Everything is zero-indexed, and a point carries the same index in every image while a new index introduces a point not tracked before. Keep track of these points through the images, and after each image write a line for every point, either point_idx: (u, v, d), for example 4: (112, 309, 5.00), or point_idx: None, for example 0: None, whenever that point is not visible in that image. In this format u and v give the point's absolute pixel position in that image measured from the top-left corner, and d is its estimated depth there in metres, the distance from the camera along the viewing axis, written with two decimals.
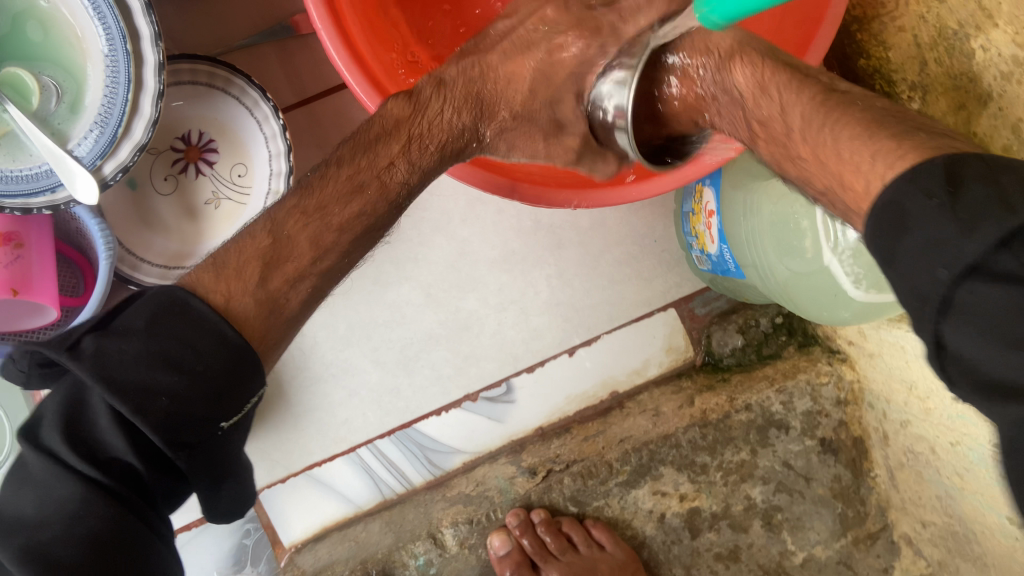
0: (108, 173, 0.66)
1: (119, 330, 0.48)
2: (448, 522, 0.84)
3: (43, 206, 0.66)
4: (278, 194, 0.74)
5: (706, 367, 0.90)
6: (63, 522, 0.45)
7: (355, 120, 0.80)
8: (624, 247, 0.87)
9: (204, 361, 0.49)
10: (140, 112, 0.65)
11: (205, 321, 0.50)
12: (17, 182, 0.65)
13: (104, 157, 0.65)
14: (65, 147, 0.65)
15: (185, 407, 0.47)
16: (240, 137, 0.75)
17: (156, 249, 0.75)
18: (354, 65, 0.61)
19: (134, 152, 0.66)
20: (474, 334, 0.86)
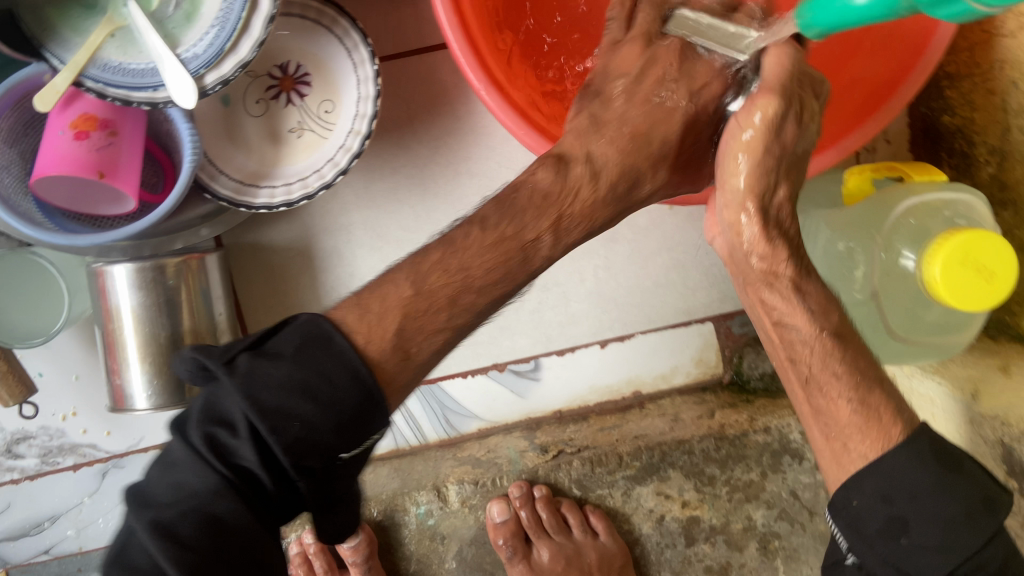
0: (209, 83, 0.69)
1: (271, 354, 0.46)
2: (454, 478, 0.87)
3: (143, 100, 0.68)
4: (359, 134, 0.76)
5: (732, 387, 0.91)
6: (189, 505, 0.42)
7: (443, 81, 0.83)
8: (674, 254, 0.89)
9: (340, 393, 0.46)
10: (250, 32, 0.67)
11: (347, 355, 0.47)
12: (122, 74, 0.68)
13: (207, 67, 0.68)
14: (174, 50, 0.69)
15: (316, 435, 0.44)
16: (334, 75, 0.78)
17: (234, 165, 0.77)
18: (456, 23, 0.64)
19: (236, 68, 0.69)
20: (513, 309, 0.89)
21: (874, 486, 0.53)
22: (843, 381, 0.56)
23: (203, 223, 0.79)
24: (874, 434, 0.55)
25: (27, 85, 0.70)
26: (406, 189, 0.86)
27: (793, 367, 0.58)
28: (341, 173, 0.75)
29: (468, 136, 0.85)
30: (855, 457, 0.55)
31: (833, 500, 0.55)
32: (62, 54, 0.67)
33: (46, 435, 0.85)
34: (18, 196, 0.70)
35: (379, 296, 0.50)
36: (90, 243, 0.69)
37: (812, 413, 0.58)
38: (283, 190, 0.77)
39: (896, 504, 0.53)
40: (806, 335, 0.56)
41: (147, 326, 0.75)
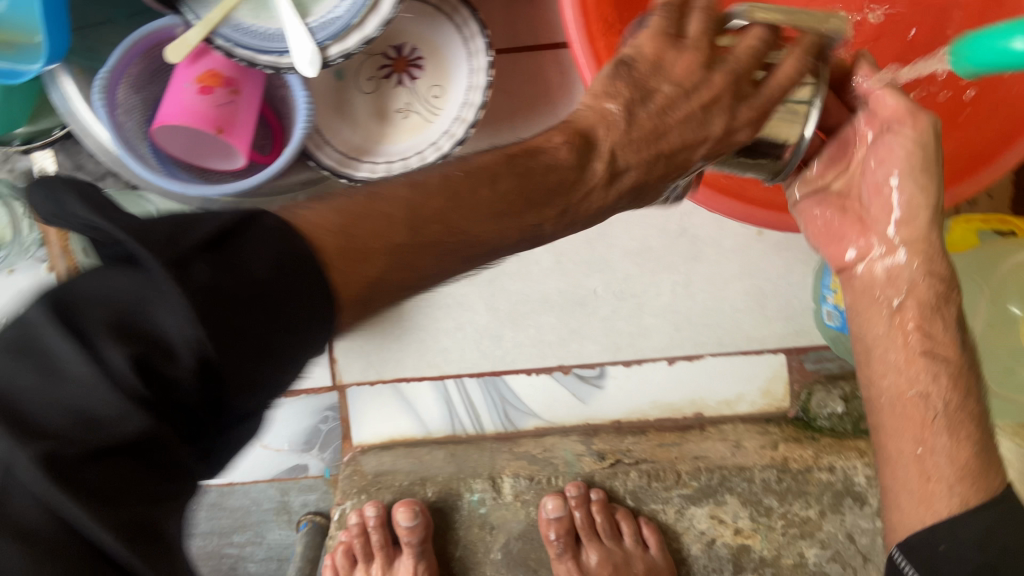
0: (332, 55, 0.71)
1: (218, 237, 0.33)
2: (509, 472, 0.88)
3: (267, 65, 0.71)
4: (465, 122, 0.76)
5: (797, 422, 0.90)
6: (30, 416, 0.28)
7: (550, 80, 0.84)
8: (755, 280, 0.88)
9: (307, 293, 0.34)
10: (378, 10, 0.69)
11: (306, 256, 0.35)
12: (252, 37, 0.70)
13: (333, 39, 0.70)
14: (304, 19, 0.71)
15: (236, 344, 0.31)
16: (447, 61, 0.79)
17: (341, 137, 0.79)
18: (580, 24, 0.65)
19: (360, 44, 0.70)
20: (586, 313, 0.89)
21: (970, 532, 0.54)
22: (954, 418, 0.56)
23: (302, 190, 0.81)
24: (974, 480, 0.55)
25: (158, 36, 0.72)
26: None
27: (920, 405, 0.57)
28: (441, 157, 0.76)
29: None
30: (953, 500, 0.55)
31: (909, 538, 0.56)
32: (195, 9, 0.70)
33: None
34: (137, 140, 0.72)
35: (359, 217, 0.40)
36: (199, 194, 0.71)
37: (919, 449, 0.57)
38: (384, 167, 0.78)
39: (987, 553, 0.53)
40: (947, 369, 0.57)
41: None
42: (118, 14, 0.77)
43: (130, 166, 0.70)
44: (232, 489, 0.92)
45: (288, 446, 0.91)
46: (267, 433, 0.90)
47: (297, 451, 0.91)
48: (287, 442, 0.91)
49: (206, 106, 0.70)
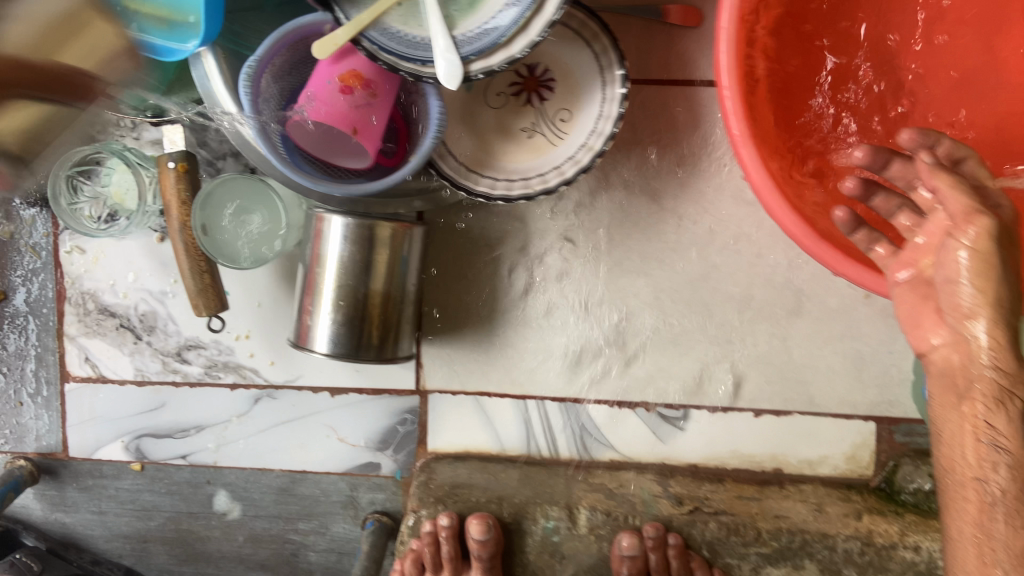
0: (474, 70, 0.71)
1: None
2: (586, 504, 0.81)
3: (408, 71, 0.71)
4: (592, 150, 0.76)
5: (879, 493, 0.88)
6: None
7: (674, 117, 0.84)
8: (855, 343, 0.87)
9: None
10: (527, 32, 0.69)
11: None
12: (399, 43, 0.71)
13: (477, 55, 0.70)
14: (451, 32, 0.71)
15: None
16: (579, 87, 0.79)
17: (462, 148, 0.79)
18: (733, 67, 0.63)
19: (504, 63, 0.70)
20: (679, 353, 0.88)
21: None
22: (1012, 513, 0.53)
23: (417, 196, 0.81)
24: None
25: (307, 30, 0.73)
26: (608, 210, 0.86)
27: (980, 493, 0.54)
28: (565, 183, 0.75)
29: (683, 176, 0.85)
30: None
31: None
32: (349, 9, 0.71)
33: (216, 349, 0.90)
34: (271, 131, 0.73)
35: None
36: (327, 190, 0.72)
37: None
38: (505, 185, 0.77)
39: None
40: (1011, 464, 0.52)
41: (347, 278, 0.77)
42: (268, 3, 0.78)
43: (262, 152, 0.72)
44: (303, 477, 0.92)
45: (363, 443, 0.91)
46: (346, 427, 0.91)
47: (372, 448, 0.91)
48: (363, 439, 0.91)
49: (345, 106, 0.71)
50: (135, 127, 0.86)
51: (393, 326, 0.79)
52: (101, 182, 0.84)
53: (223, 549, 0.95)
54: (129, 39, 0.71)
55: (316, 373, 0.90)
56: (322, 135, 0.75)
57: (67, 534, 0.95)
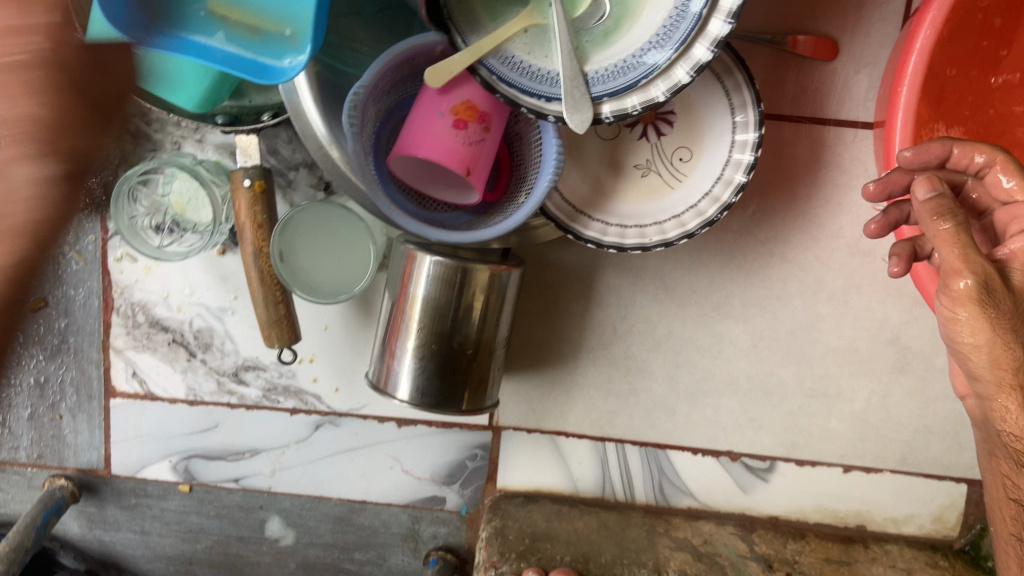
0: (604, 111, 0.63)
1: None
2: (673, 565, 0.77)
3: (530, 107, 0.62)
4: (718, 202, 0.70)
5: (964, 556, 0.85)
6: None
7: (794, 158, 0.77)
8: (958, 405, 0.82)
9: None
10: (670, 75, 0.61)
11: None
12: (523, 75, 0.62)
13: (611, 96, 0.62)
14: (582, 67, 0.63)
15: None
16: (703, 125, 0.72)
17: (571, 186, 0.73)
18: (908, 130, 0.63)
19: (640, 106, 0.62)
20: (771, 403, 0.84)
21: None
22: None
23: (514, 233, 0.75)
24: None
25: (417, 51, 0.65)
26: (712, 251, 0.80)
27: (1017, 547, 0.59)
28: (685, 237, 0.70)
29: (798, 220, 0.79)
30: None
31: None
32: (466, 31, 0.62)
33: (277, 371, 0.84)
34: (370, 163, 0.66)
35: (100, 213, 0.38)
36: (433, 235, 0.65)
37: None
38: (616, 231, 0.71)
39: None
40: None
41: (440, 324, 0.71)
42: (368, 8, 0.70)
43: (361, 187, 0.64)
44: (363, 507, 0.87)
45: (429, 476, 0.86)
46: (412, 459, 0.86)
47: (437, 482, 0.86)
48: (429, 472, 0.86)
49: (457, 143, 0.65)
50: (198, 129, 0.78)
51: (483, 375, 0.73)
52: (160, 191, 0.76)
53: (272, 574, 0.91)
54: (217, 51, 0.62)
55: (384, 403, 0.84)
56: (424, 166, 0.69)
57: (105, 552, 0.91)
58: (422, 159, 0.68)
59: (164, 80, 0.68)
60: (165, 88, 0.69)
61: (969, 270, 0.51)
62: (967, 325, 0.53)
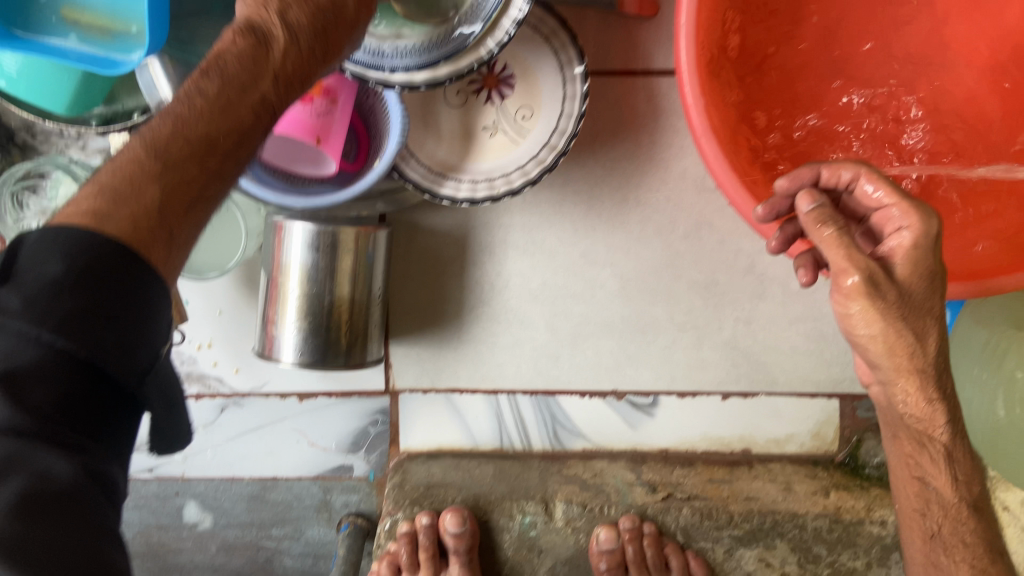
0: (419, 81, 0.66)
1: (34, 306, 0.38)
2: (561, 495, 0.81)
3: (353, 72, 0.65)
4: (554, 150, 0.76)
5: (844, 468, 0.90)
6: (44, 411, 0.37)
7: (635, 108, 0.84)
8: (819, 324, 0.88)
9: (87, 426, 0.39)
10: (479, 48, 0.66)
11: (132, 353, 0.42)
12: None
13: (424, 65, 0.66)
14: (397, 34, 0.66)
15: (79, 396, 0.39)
16: (540, 84, 0.78)
17: (426, 151, 0.78)
18: (694, 69, 0.63)
19: (452, 75, 0.66)
20: (646, 341, 0.89)
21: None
22: (951, 531, 0.69)
23: (380, 198, 0.80)
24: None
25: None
26: (572, 202, 0.86)
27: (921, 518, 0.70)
28: (529, 185, 0.75)
29: (646, 165, 0.85)
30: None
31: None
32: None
33: (179, 360, 0.88)
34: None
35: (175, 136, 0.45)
36: (294, 205, 0.72)
37: (929, 555, 0.70)
38: (468, 187, 0.77)
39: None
40: (944, 500, 0.69)
41: (312, 287, 0.75)
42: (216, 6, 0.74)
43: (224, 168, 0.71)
44: (275, 483, 0.91)
45: (334, 446, 0.91)
46: (316, 431, 0.90)
47: (343, 451, 0.91)
48: (334, 442, 0.91)
49: (304, 117, 0.70)
50: (80, 136, 0.84)
51: (360, 332, 0.78)
52: (47, 197, 0.80)
53: (195, 558, 0.95)
54: (72, 52, 0.65)
55: (283, 379, 0.88)
56: (283, 145, 0.74)
57: None
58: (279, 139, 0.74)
59: (39, 91, 0.73)
60: (41, 99, 0.73)
61: (854, 269, 0.56)
62: (860, 316, 0.59)
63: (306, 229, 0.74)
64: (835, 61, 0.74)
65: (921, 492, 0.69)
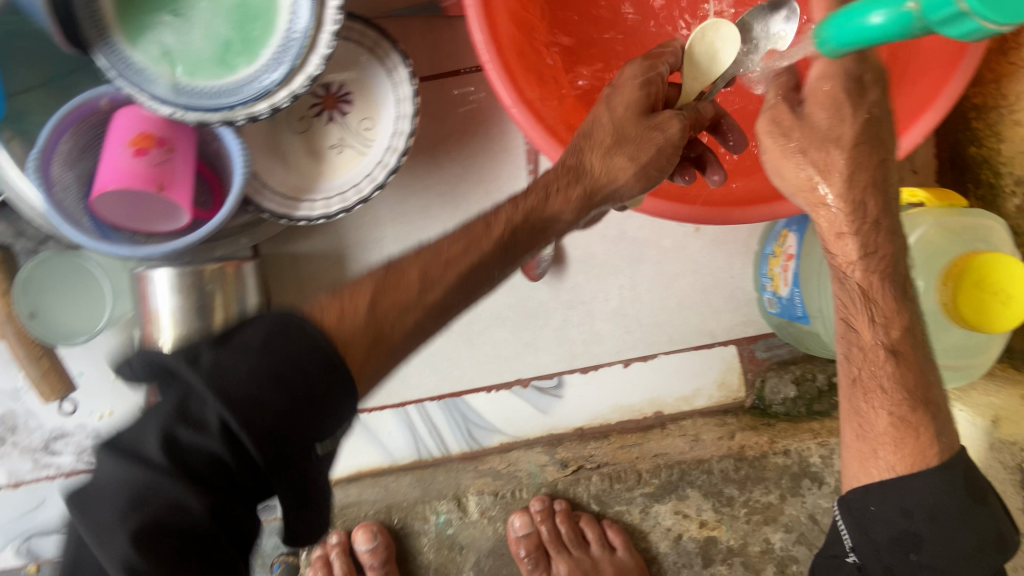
0: (238, 116, 0.68)
1: (236, 346, 0.45)
2: (474, 489, 0.89)
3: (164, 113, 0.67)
4: (397, 151, 0.79)
5: (754, 411, 0.91)
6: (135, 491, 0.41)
7: (478, 103, 0.86)
8: (699, 277, 0.88)
9: (265, 414, 0.43)
10: (289, 84, 0.68)
11: (317, 344, 0.47)
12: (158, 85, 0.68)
13: (240, 103, 0.68)
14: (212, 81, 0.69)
15: (270, 428, 0.43)
16: (374, 94, 0.81)
17: (277, 179, 0.80)
18: (491, 43, 0.64)
19: (268, 110, 0.68)
20: (539, 325, 0.89)
21: (901, 501, 0.59)
22: (890, 386, 0.60)
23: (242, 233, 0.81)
24: (906, 449, 0.60)
25: (85, 109, 0.73)
26: (438, 204, 0.88)
27: (848, 366, 0.62)
28: (378, 188, 0.78)
29: (500, 156, 0.87)
30: (882, 465, 0.61)
31: (848, 500, 0.62)
32: (121, 70, 0.67)
33: (83, 433, 0.88)
34: (78, 216, 0.72)
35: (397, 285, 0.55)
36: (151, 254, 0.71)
37: (851, 413, 0.63)
38: (323, 205, 0.80)
39: (913, 521, 0.58)
40: (873, 338, 0.60)
41: (184, 329, 0.76)
42: (57, 76, 0.77)
43: (72, 236, 0.70)
44: None
45: None
46: None
47: None
48: None
49: (141, 169, 0.70)
50: None
51: None
52: None
53: None
54: None
55: None
56: (132, 205, 0.74)
57: None
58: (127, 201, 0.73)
59: None
60: None
61: (761, 112, 0.58)
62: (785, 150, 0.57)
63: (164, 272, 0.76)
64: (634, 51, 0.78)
65: (847, 335, 0.62)
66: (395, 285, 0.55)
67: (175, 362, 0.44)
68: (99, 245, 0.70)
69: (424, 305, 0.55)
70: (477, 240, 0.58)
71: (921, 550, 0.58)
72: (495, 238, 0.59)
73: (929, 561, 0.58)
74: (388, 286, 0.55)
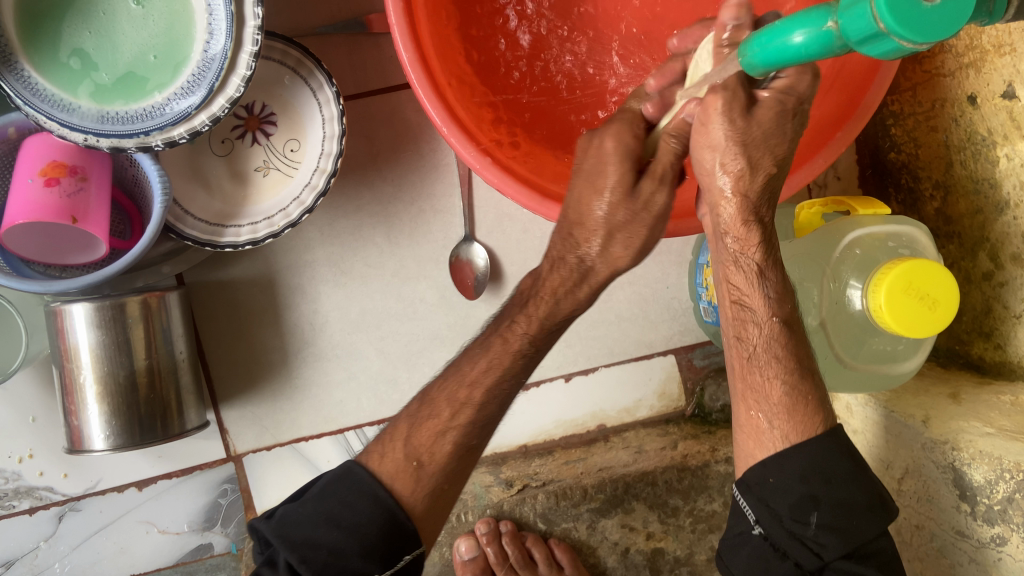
0: (154, 140, 0.65)
1: (301, 499, 0.60)
2: None
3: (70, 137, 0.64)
4: (325, 172, 0.77)
5: (694, 419, 0.93)
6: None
7: (407, 120, 0.84)
8: (636, 287, 0.89)
9: (360, 522, 0.59)
10: (209, 105, 0.65)
11: (367, 487, 0.60)
12: (68, 111, 0.65)
13: (157, 128, 0.65)
14: (128, 109, 0.66)
15: (343, 558, 0.57)
16: (299, 115, 0.79)
17: (200, 205, 0.77)
18: (417, 63, 0.63)
19: (187, 134, 0.65)
20: None
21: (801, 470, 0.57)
22: (781, 366, 0.58)
23: (165, 261, 0.80)
24: (798, 419, 0.58)
25: None
26: (370, 225, 0.86)
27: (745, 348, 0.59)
28: (306, 212, 0.76)
29: (431, 174, 0.86)
30: (775, 436, 0.58)
31: (746, 478, 0.59)
32: (27, 97, 0.64)
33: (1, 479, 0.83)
34: None
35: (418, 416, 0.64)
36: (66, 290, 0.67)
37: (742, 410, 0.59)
38: (248, 229, 0.77)
39: (808, 483, 0.57)
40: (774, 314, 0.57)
41: (105, 365, 0.73)
42: None
43: None
44: None
45: (187, 527, 0.88)
46: (164, 517, 0.87)
47: (198, 530, 0.88)
48: (186, 523, 0.87)
49: (54, 199, 0.67)
50: None
51: (172, 399, 0.76)
52: None
53: None
54: None
55: (117, 471, 0.85)
56: (46, 239, 0.70)
57: None
58: (38, 233, 0.69)
59: None
60: None
61: None
62: None
63: (77, 309, 0.72)
64: (558, 64, 0.79)
65: (738, 315, 0.58)
66: (430, 415, 0.63)
67: (258, 520, 0.60)
68: (7, 280, 0.65)
69: (458, 426, 0.63)
70: (499, 360, 0.63)
71: (819, 512, 0.56)
72: (511, 352, 0.63)
73: (827, 524, 0.56)
74: (424, 417, 0.64)
